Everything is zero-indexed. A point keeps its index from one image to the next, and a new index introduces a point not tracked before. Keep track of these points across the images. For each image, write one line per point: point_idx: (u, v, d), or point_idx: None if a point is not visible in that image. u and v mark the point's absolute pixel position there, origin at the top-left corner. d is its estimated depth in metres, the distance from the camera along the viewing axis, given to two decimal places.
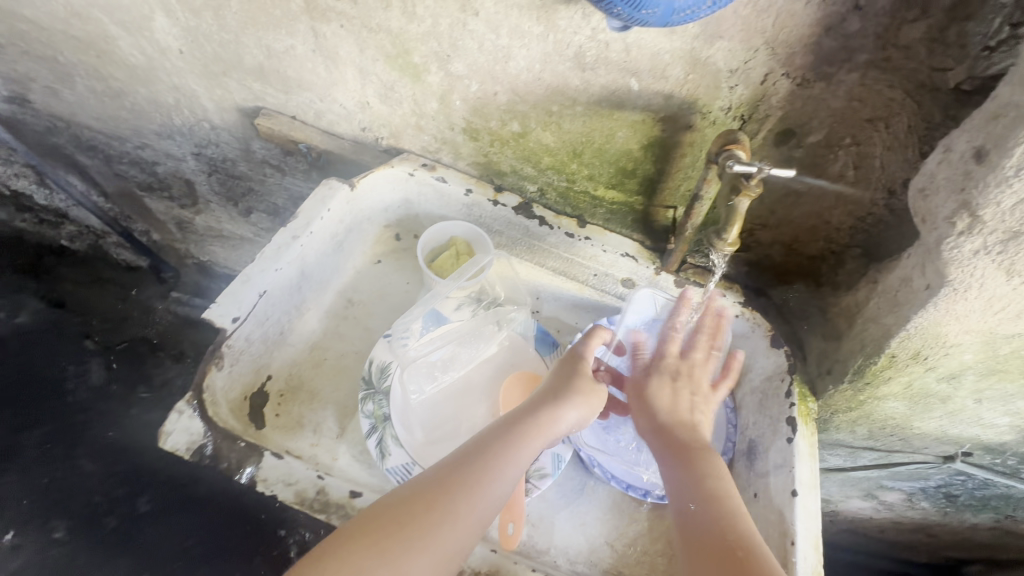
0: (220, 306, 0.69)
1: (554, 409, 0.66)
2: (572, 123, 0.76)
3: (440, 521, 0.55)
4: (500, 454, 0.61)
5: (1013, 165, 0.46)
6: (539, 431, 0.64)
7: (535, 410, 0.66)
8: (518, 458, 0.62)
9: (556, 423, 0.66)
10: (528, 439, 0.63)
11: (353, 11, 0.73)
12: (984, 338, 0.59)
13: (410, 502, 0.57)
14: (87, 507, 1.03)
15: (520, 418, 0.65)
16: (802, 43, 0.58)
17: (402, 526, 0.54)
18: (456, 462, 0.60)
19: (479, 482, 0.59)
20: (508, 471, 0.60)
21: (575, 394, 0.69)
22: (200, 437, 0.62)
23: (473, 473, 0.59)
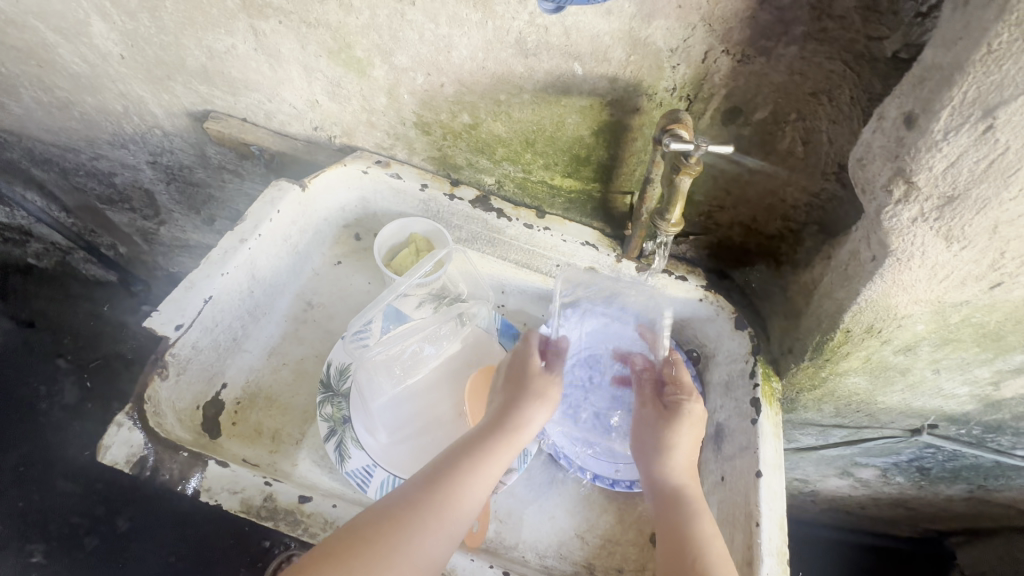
0: (162, 313, 0.67)
1: (523, 414, 0.68)
2: (521, 112, 0.75)
3: (419, 537, 0.55)
4: (478, 465, 0.61)
5: (940, 128, 0.46)
6: (512, 436, 0.65)
7: (510, 416, 0.67)
8: (493, 466, 0.62)
9: (524, 428, 0.67)
10: (500, 448, 0.64)
11: (290, 5, 0.71)
12: (934, 308, 0.58)
13: (388, 516, 0.55)
14: (69, 526, 1.28)
15: (494, 426, 0.66)
16: (737, 18, 0.57)
17: (381, 544, 0.53)
18: (433, 475, 0.59)
19: (458, 493, 0.58)
20: (484, 480, 0.61)
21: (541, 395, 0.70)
22: (140, 449, 0.60)
23: (450, 484, 0.58)
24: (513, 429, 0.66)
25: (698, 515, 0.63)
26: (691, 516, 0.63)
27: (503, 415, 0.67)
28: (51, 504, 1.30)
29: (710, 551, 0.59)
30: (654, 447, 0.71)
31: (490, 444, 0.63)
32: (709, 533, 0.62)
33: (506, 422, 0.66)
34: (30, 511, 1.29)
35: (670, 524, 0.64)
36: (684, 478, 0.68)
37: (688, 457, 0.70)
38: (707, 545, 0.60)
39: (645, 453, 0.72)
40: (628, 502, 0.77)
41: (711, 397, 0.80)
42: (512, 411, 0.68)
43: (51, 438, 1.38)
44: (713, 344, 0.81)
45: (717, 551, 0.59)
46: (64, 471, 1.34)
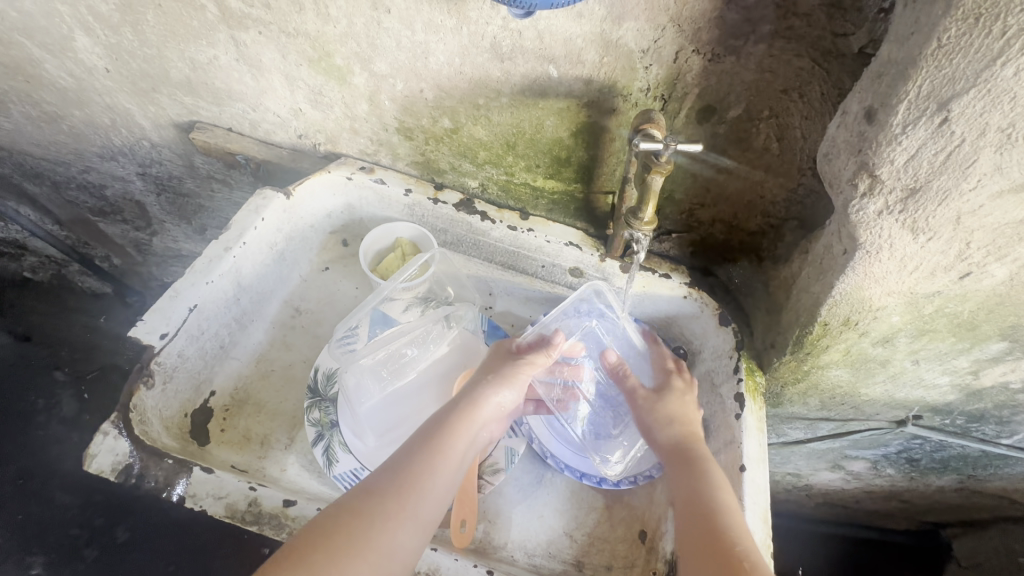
0: (147, 323, 0.68)
1: (481, 396, 0.69)
2: (500, 115, 0.75)
3: (381, 524, 0.55)
4: (434, 450, 0.62)
5: (898, 122, 0.47)
6: (472, 420, 0.66)
7: (466, 399, 0.68)
8: (453, 453, 0.63)
9: (483, 409, 0.68)
10: (460, 432, 0.64)
11: (269, 16, 0.72)
12: (907, 299, 0.59)
13: (350, 509, 0.55)
14: (69, 538, 1.28)
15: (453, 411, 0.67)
16: (705, 18, 0.58)
17: (342, 535, 0.53)
18: (393, 464, 0.60)
19: (417, 479, 0.59)
20: (445, 466, 0.61)
21: (503, 377, 0.71)
22: (126, 457, 0.60)
23: (407, 471, 0.59)
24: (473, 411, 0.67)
25: (703, 470, 0.65)
26: (698, 473, 0.65)
27: (462, 400, 0.68)
28: (50, 517, 1.30)
29: (717, 499, 0.62)
30: (653, 419, 0.73)
31: (449, 428, 0.64)
32: (717, 483, 0.64)
33: (464, 405, 0.68)
34: (28, 524, 1.29)
35: (681, 483, 0.65)
36: (691, 442, 0.69)
37: (684, 425, 0.71)
38: (714, 496, 0.62)
39: (644, 425, 0.74)
40: (616, 500, 0.78)
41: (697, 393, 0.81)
42: (469, 394, 0.69)
43: (48, 451, 1.38)
44: (699, 341, 0.82)
45: (724, 501, 0.61)
46: (63, 483, 1.34)
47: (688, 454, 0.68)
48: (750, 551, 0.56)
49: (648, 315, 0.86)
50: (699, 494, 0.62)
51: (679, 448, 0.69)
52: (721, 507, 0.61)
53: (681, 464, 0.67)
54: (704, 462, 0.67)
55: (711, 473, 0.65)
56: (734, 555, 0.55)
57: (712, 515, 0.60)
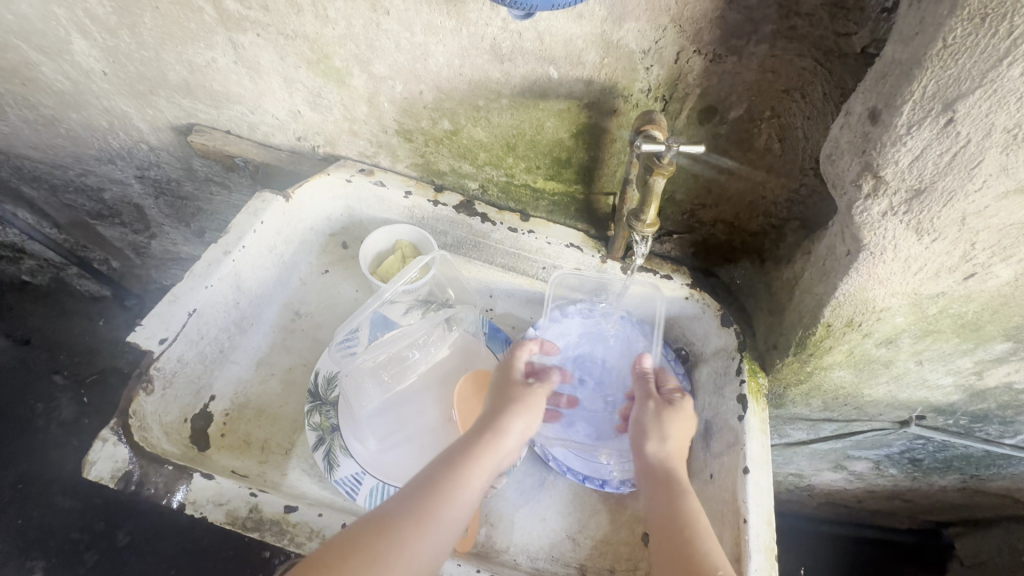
0: (146, 328, 0.67)
1: (506, 420, 0.68)
2: (500, 116, 0.75)
3: (403, 545, 0.55)
4: (458, 471, 0.62)
5: (903, 122, 0.46)
6: (494, 444, 0.66)
7: (489, 423, 0.68)
8: (476, 474, 0.63)
9: (506, 431, 0.68)
10: (483, 456, 0.64)
11: (267, 18, 0.71)
12: (911, 300, 0.59)
13: (371, 528, 0.56)
14: (70, 542, 1.28)
15: (478, 433, 0.67)
16: (706, 18, 0.58)
17: (364, 555, 0.53)
18: (415, 486, 0.60)
19: (440, 500, 0.59)
20: (467, 486, 0.61)
21: (525, 399, 0.72)
22: (125, 464, 0.60)
23: (430, 492, 0.59)
24: (498, 432, 0.67)
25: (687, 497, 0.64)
26: (682, 497, 0.63)
27: (486, 421, 0.68)
28: (51, 521, 1.30)
29: (700, 526, 0.60)
30: (652, 428, 0.71)
31: (473, 449, 0.65)
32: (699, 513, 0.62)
33: (487, 426, 0.68)
34: (29, 528, 1.29)
35: (665, 504, 0.63)
36: (676, 464, 0.68)
37: (678, 445, 0.69)
38: (698, 523, 0.60)
39: (641, 432, 0.71)
40: (618, 503, 0.77)
41: (699, 395, 0.80)
42: (495, 416, 0.69)
43: (48, 455, 1.37)
44: (701, 342, 0.81)
45: (706, 529, 0.60)
46: (63, 487, 1.34)
47: (674, 479, 0.66)
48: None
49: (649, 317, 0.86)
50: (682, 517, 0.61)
51: (667, 470, 0.67)
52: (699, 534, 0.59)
53: (668, 487, 0.65)
54: (686, 488, 0.65)
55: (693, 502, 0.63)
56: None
57: (690, 540, 0.58)
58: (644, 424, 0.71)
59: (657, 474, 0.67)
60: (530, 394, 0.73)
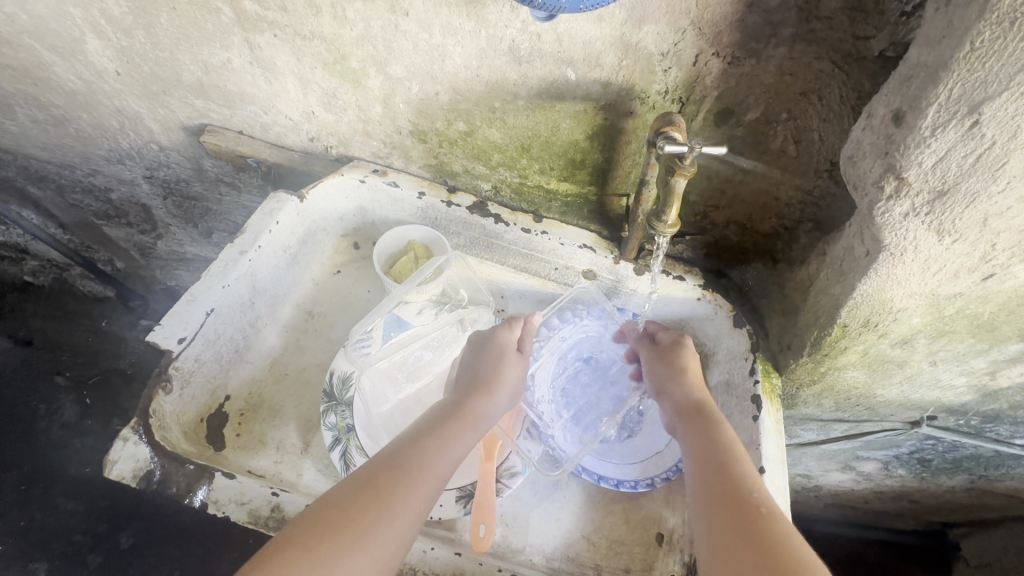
0: (165, 327, 0.67)
1: (482, 397, 0.69)
2: (516, 118, 0.75)
3: (385, 518, 0.53)
4: (436, 446, 0.61)
5: (928, 125, 0.47)
6: (470, 421, 0.66)
7: (465, 403, 0.68)
8: (453, 447, 0.62)
9: (482, 408, 0.68)
10: (461, 430, 0.64)
11: (285, 19, 0.72)
12: (929, 300, 0.59)
13: (354, 502, 0.53)
14: (72, 544, 1.27)
15: (453, 412, 0.67)
16: (726, 21, 0.58)
17: (346, 528, 0.51)
18: (393, 457, 0.58)
19: (419, 475, 0.57)
20: (445, 461, 0.60)
21: (503, 379, 0.72)
22: (147, 463, 0.60)
23: (410, 466, 0.57)
24: (473, 411, 0.67)
25: (718, 427, 0.63)
26: (713, 428, 0.63)
27: (463, 403, 0.68)
28: (54, 522, 1.29)
29: (735, 451, 0.59)
30: (667, 374, 0.71)
31: (449, 428, 0.64)
32: (733, 440, 0.61)
33: (462, 409, 0.67)
34: (32, 530, 1.28)
35: (694, 435, 0.63)
36: (704, 399, 0.67)
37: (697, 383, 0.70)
38: (731, 450, 0.59)
39: (660, 382, 0.72)
40: (633, 503, 0.78)
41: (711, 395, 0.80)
42: (472, 397, 0.69)
43: (52, 456, 1.37)
44: (712, 343, 0.82)
45: (739, 454, 0.59)
46: (66, 489, 1.33)
47: (701, 411, 0.65)
48: (766, 499, 0.53)
49: (660, 318, 0.86)
50: (715, 446, 0.60)
51: (695, 404, 0.67)
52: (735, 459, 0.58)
53: (697, 419, 0.64)
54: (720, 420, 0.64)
55: (725, 432, 0.62)
56: (751, 504, 0.52)
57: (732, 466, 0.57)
58: (661, 375, 0.72)
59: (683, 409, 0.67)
60: (508, 374, 0.73)
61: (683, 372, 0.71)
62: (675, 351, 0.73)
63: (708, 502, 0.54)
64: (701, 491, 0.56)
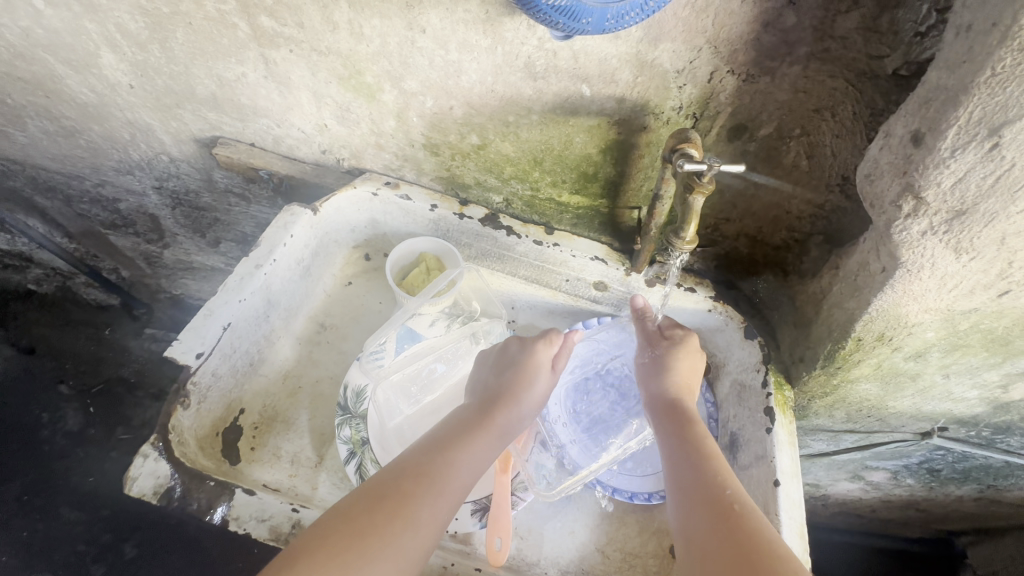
0: (182, 342, 0.67)
1: (504, 407, 0.70)
2: (530, 132, 0.76)
3: (410, 526, 0.54)
4: (460, 456, 0.61)
5: (947, 146, 0.48)
6: (492, 431, 0.67)
7: (486, 412, 0.69)
8: (474, 456, 0.63)
9: (504, 418, 0.69)
10: (483, 440, 0.65)
11: (301, 35, 0.72)
12: (943, 315, 0.60)
13: (376, 507, 0.54)
14: (76, 555, 1.27)
15: (477, 422, 0.67)
16: (742, 40, 0.59)
17: (374, 533, 0.52)
18: (414, 462, 0.59)
19: (445, 483, 0.58)
20: (469, 471, 0.61)
21: (531, 394, 0.72)
22: (167, 480, 0.60)
23: (437, 475, 0.58)
24: (497, 423, 0.68)
25: (692, 427, 0.65)
26: (688, 428, 0.65)
27: (488, 414, 0.68)
28: (58, 533, 1.29)
29: (707, 450, 0.62)
30: (653, 371, 0.74)
31: (474, 439, 0.64)
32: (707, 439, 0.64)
33: (486, 420, 0.68)
34: (36, 541, 1.28)
35: (671, 437, 0.65)
36: (682, 397, 0.70)
37: (681, 378, 0.72)
38: (706, 449, 0.62)
39: (645, 378, 0.74)
40: (646, 515, 0.78)
41: (723, 407, 0.81)
42: (494, 407, 0.69)
43: (56, 466, 1.36)
44: (723, 354, 0.82)
45: (711, 451, 0.61)
46: (70, 499, 1.33)
47: (677, 412, 0.68)
48: (740, 496, 0.55)
49: None
50: (694, 446, 0.62)
51: (671, 403, 0.70)
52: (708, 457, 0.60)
53: (674, 419, 0.67)
54: (694, 417, 0.67)
55: (700, 431, 0.65)
56: (723, 501, 0.55)
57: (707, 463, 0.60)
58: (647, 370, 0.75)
59: (663, 409, 0.69)
60: (536, 389, 0.73)
61: (664, 371, 0.72)
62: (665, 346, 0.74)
63: (685, 502, 0.57)
64: (679, 492, 0.58)
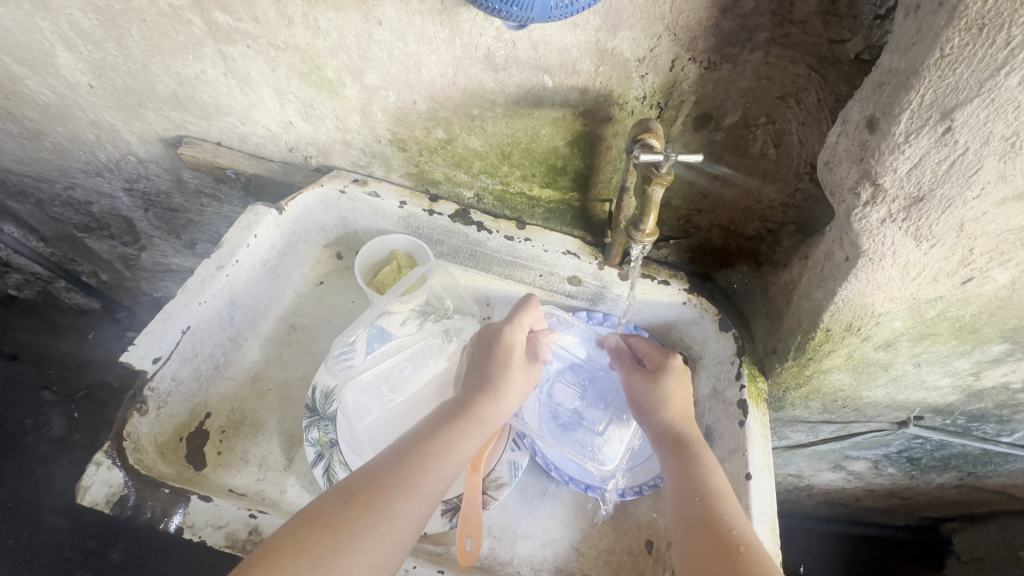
0: (139, 347, 0.66)
1: (488, 395, 0.67)
2: (495, 126, 0.74)
3: (384, 520, 0.52)
4: (440, 448, 0.60)
5: (901, 131, 0.47)
6: (476, 422, 0.65)
7: (469, 400, 0.66)
8: (456, 449, 0.61)
9: (490, 407, 0.67)
10: (466, 430, 0.63)
11: (257, 29, 0.70)
12: (909, 304, 0.60)
13: (352, 502, 0.53)
14: (61, 562, 1.26)
15: (456, 414, 0.65)
16: (701, 26, 0.58)
17: (343, 533, 0.50)
18: (394, 457, 0.57)
19: (421, 478, 0.56)
20: (449, 467, 0.59)
21: (512, 383, 0.69)
22: (120, 488, 0.59)
23: (411, 470, 0.56)
24: (477, 413, 0.65)
25: (699, 462, 0.64)
26: (695, 465, 0.64)
27: (468, 403, 0.66)
28: (43, 540, 1.27)
29: (717, 488, 0.60)
30: (648, 401, 0.73)
31: (452, 432, 0.62)
32: (715, 473, 0.63)
33: (467, 409, 0.65)
34: (20, 549, 1.26)
35: (679, 468, 0.64)
36: (685, 427, 0.69)
37: (682, 407, 0.72)
38: (713, 486, 0.61)
39: (641, 408, 0.74)
40: (621, 511, 0.77)
41: (698, 400, 0.80)
42: (476, 396, 0.67)
43: (38, 473, 1.35)
44: (699, 346, 0.81)
45: (722, 491, 0.60)
46: (54, 505, 1.32)
47: (684, 443, 0.67)
48: (750, 541, 0.54)
49: (647, 323, 0.86)
50: (702, 483, 0.61)
51: (676, 433, 0.69)
52: (717, 497, 0.59)
53: (678, 448, 0.67)
54: (702, 450, 0.66)
55: (707, 465, 0.64)
56: (732, 543, 0.54)
57: (711, 503, 0.59)
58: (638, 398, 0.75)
59: (668, 438, 0.69)
60: (516, 377, 0.70)
61: (661, 401, 0.72)
62: (658, 373, 0.74)
63: (690, 542, 0.56)
64: (684, 532, 0.58)
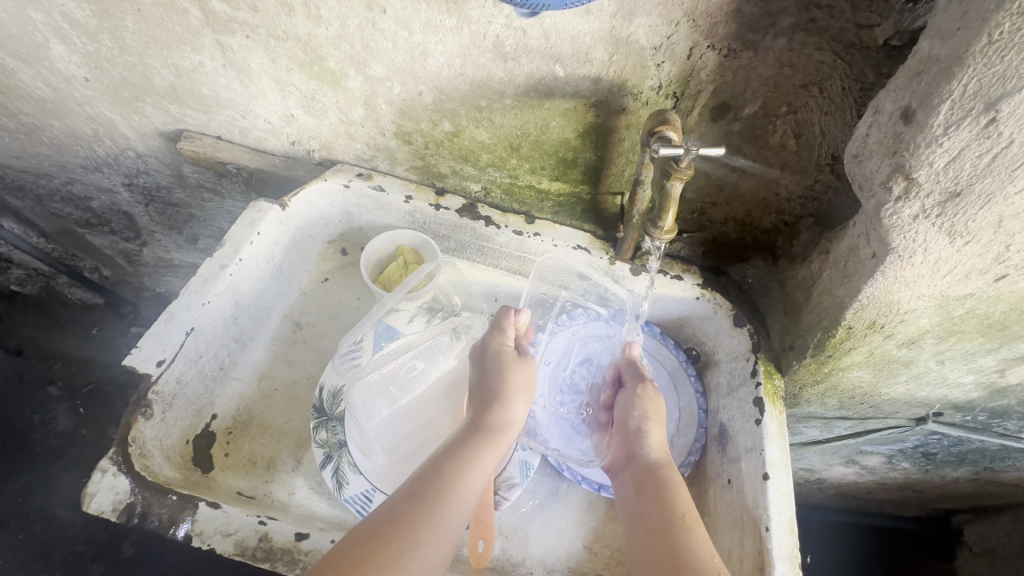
0: (142, 350, 0.64)
1: (501, 406, 0.66)
2: (504, 117, 0.72)
3: (414, 551, 0.51)
4: (457, 469, 0.58)
5: (940, 123, 0.45)
6: (494, 434, 0.63)
7: (481, 416, 0.65)
8: (476, 468, 0.60)
9: (505, 417, 0.65)
10: (485, 445, 0.62)
11: (256, 19, 0.68)
12: (937, 301, 0.58)
13: (376, 539, 0.51)
14: (73, 555, 1.26)
15: (460, 438, 0.62)
16: (722, 12, 0.55)
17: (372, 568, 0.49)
18: (413, 487, 0.56)
19: (445, 502, 0.55)
20: (471, 486, 0.58)
21: (518, 389, 0.68)
22: (127, 496, 0.58)
23: (432, 496, 0.55)
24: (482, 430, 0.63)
25: (670, 485, 0.63)
26: (667, 486, 0.63)
27: (480, 416, 0.65)
28: (54, 534, 1.28)
29: (688, 510, 0.60)
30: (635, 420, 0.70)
31: (463, 453, 0.60)
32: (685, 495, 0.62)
33: (479, 423, 0.64)
34: (31, 542, 1.26)
35: (647, 491, 0.63)
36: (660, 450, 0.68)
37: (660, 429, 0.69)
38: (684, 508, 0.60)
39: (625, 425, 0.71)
40: None
41: (713, 399, 0.78)
42: (488, 410, 0.65)
43: (47, 467, 1.35)
44: (713, 342, 0.79)
45: (694, 514, 0.59)
46: (64, 500, 1.31)
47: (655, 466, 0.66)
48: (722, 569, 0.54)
49: (660, 318, 0.84)
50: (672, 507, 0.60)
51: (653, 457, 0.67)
52: (688, 519, 0.59)
53: (652, 472, 0.65)
54: (673, 474, 0.65)
55: (678, 488, 0.63)
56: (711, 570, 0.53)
57: (685, 526, 0.58)
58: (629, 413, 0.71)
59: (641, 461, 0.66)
60: (523, 383, 0.69)
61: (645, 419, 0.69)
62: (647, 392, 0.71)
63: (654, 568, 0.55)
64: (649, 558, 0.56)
